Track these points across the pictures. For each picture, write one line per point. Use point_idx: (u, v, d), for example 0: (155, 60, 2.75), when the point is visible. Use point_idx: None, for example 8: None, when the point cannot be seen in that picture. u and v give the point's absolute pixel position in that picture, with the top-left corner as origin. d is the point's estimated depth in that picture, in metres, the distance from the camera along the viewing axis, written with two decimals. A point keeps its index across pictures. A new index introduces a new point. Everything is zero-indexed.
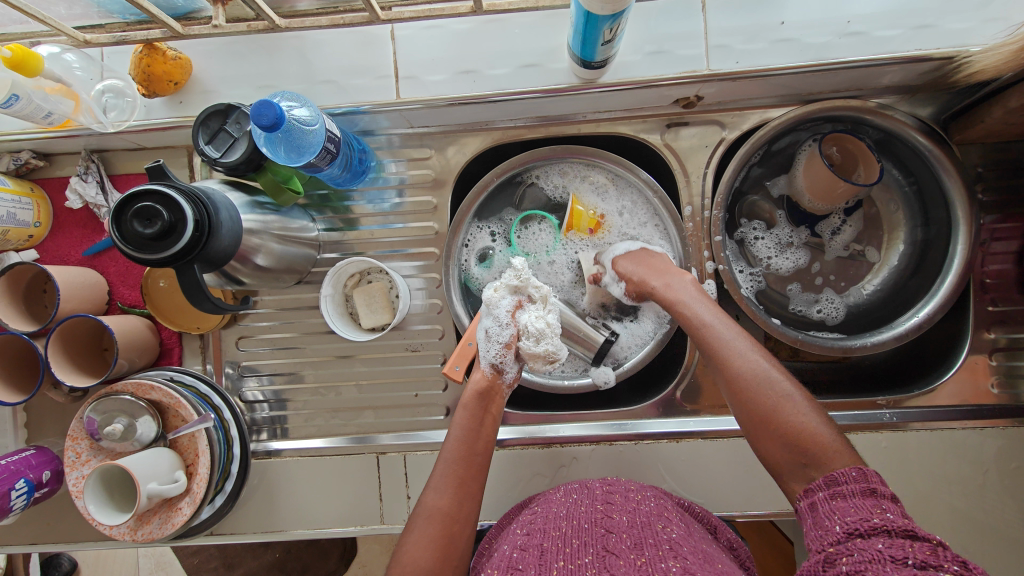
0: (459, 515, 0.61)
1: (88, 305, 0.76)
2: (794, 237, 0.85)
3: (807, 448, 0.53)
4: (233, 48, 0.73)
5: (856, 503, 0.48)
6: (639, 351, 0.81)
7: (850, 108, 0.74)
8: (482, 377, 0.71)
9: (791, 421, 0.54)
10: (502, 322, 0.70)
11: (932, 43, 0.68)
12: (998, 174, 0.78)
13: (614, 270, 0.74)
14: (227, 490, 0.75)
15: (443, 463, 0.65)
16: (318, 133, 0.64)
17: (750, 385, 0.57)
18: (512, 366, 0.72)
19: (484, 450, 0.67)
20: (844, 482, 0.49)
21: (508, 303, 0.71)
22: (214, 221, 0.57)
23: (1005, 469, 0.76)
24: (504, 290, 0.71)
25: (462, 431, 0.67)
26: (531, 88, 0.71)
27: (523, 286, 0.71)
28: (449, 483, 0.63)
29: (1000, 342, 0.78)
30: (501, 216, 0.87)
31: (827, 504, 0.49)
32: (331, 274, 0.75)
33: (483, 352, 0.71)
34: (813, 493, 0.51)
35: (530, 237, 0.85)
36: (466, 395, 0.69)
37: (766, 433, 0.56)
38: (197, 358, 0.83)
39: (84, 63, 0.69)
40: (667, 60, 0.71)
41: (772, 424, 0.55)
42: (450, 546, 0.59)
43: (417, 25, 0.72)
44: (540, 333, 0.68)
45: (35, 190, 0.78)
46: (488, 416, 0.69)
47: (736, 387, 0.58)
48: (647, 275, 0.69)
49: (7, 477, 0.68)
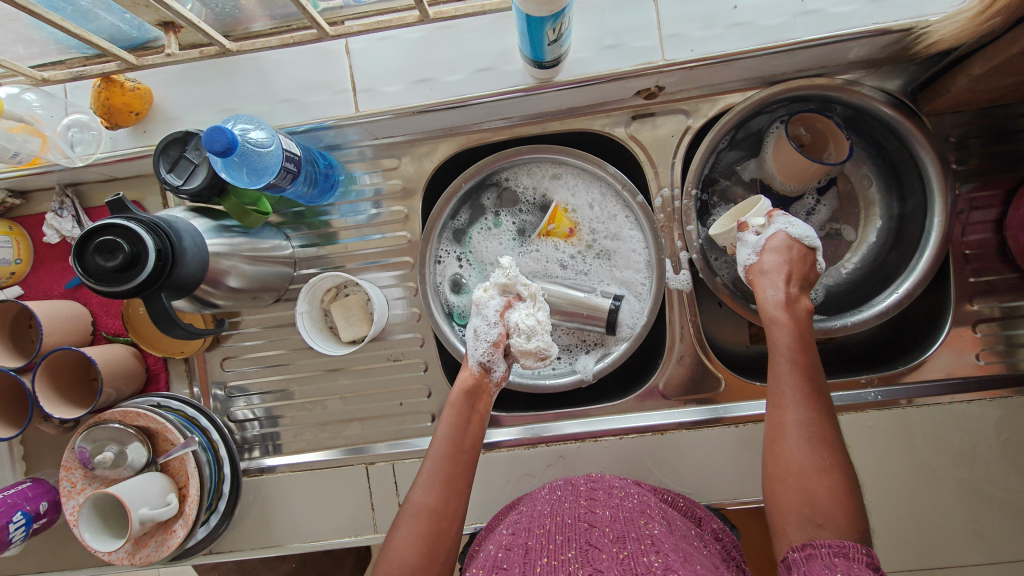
0: (447, 512, 0.61)
1: (72, 337, 0.78)
2: None
3: (819, 510, 0.53)
4: (192, 74, 0.73)
5: (860, 566, 0.49)
6: (643, 315, 0.79)
7: (815, 86, 0.73)
8: (469, 375, 0.70)
9: (825, 486, 0.54)
10: (490, 321, 0.70)
11: (890, 16, 0.66)
12: (979, 142, 0.77)
13: (765, 244, 0.69)
14: (220, 510, 0.77)
15: (431, 460, 0.64)
16: (275, 153, 0.64)
17: (796, 436, 0.57)
18: (501, 363, 0.71)
19: (471, 448, 0.66)
20: (851, 548, 0.50)
21: (497, 304, 0.71)
22: (177, 248, 0.58)
23: (999, 440, 0.76)
24: (495, 290, 0.72)
25: (449, 429, 0.66)
26: (490, 92, 0.71)
27: (512, 285, 0.72)
28: (437, 479, 0.63)
29: (986, 312, 0.77)
30: (463, 239, 0.86)
31: (830, 559, 0.50)
32: (306, 291, 0.75)
33: (471, 351, 0.70)
34: (813, 547, 0.51)
35: (485, 247, 0.85)
36: (454, 394, 0.68)
37: (786, 481, 0.56)
38: (184, 382, 0.84)
39: (45, 101, 0.70)
40: (622, 53, 0.70)
41: (808, 477, 0.55)
42: (438, 540, 0.60)
43: (369, 38, 0.72)
44: (531, 330, 0.68)
45: (13, 228, 0.79)
46: (475, 413, 0.68)
47: (801, 436, 0.57)
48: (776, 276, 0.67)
49: (4, 511, 0.70)
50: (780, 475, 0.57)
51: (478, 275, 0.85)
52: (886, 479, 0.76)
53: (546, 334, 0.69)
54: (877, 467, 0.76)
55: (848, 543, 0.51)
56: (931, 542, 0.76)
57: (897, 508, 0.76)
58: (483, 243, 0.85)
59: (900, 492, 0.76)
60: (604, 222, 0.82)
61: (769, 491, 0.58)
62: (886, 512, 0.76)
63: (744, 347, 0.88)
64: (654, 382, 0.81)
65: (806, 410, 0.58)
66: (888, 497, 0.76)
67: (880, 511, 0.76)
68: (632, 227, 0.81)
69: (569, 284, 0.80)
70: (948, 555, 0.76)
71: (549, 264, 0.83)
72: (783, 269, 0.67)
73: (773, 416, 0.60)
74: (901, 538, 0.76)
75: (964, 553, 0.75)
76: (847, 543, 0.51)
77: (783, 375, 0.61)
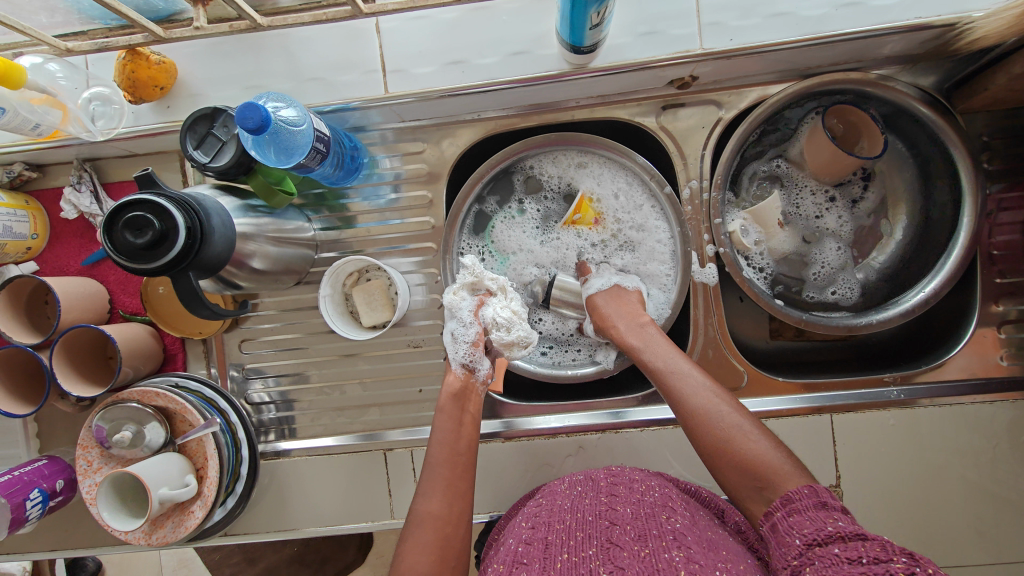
0: (452, 516, 0.60)
1: (89, 315, 0.77)
2: (822, 210, 0.82)
3: (758, 475, 0.56)
4: (219, 49, 0.72)
5: (811, 515, 0.50)
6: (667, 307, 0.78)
7: (850, 80, 0.72)
8: (455, 379, 0.70)
9: (746, 452, 0.57)
10: (467, 322, 0.71)
11: (933, 10, 0.66)
12: (1005, 142, 0.76)
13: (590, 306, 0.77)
14: (238, 492, 0.76)
15: (429, 468, 0.64)
16: (306, 133, 0.63)
17: (699, 421, 0.61)
18: (484, 362, 0.71)
19: (467, 450, 0.65)
20: (798, 499, 0.52)
21: (470, 304, 0.72)
22: (206, 227, 0.57)
23: (1015, 442, 0.76)
24: (464, 290, 0.73)
25: (443, 435, 0.66)
26: (523, 76, 0.70)
27: (480, 282, 0.73)
28: (438, 486, 0.62)
29: (1009, 314, 0.77)
30: (486, 231, 0.85)
31: (787, 521, 0.51)
32: (329, 274, 0.74)
33: (452, 354, 0.71)
34: (772, 515, 0.53)
35: (506, 237, 0.84)
36: (443, 400, 0.68)
37: (721, 462, 0.58)
38: (202, 362, 0.84)
39: (69, 72, 0.68)
40: (660, 40, 0.69)
41: (728, 452, 0.58)
42: (447, 546, 0.58)
43: (402, 17, 0.70)
44: (509, 322, 0.70)
45: (29, 203, 0.77)
46: (467, 414, 0.68)
47: (698, 423, 0.61)
48: (612, 315, 0.73)
49: (20, 488, 0.69)
50: (712, 460, 0.59)
51: (500, 265, 0.85)
52: (901, 476, 0.77)
53: (523, 323, 0.72)
54: (892, 466, 0.77)
55: (792, 494, 0.52)
56: (945, 541, 0.76)
57: (911, 506, 0.77)
58: (506, 232, 0.84)
59: (914, 490, 0.77)
60: (630, 212, 0.81)
61: (717, 476, 0.60)
62: (901, 509, 0.77)
63: (763, 342, 0.88)
64: None
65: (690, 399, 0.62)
66: (902, 495, 0.77)
67: (895, 509, 0.77)
68: (657, 218, 0.80)
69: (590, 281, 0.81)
70: (961, 555, 0.76)
71: (571, 253, 0.83)
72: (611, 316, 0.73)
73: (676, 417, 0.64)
74: (914, 536, 0.77)
75: (977, 552, 0.76)
76: (792, 494, 0.52)
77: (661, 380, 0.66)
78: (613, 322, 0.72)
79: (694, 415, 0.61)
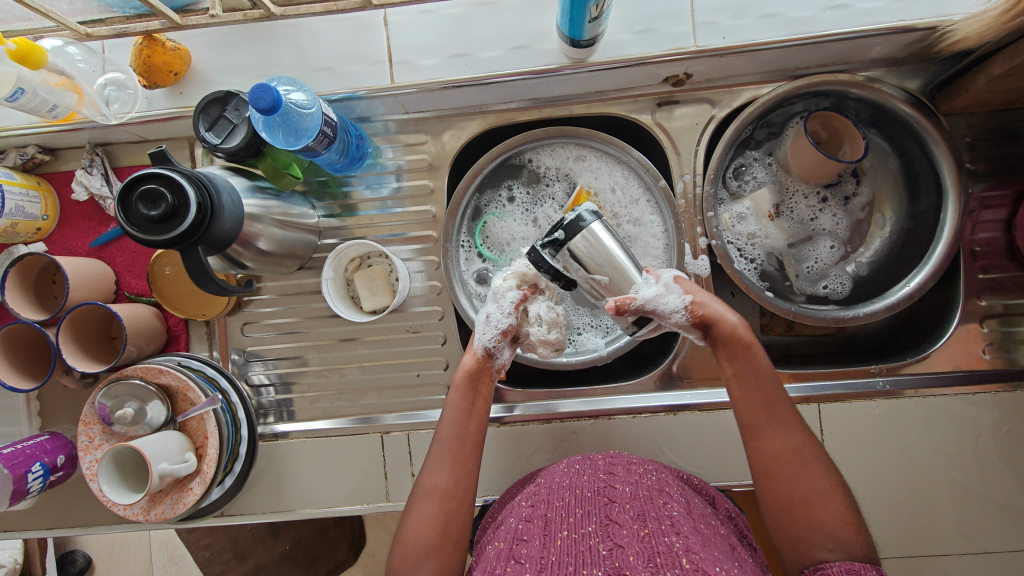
0: (457, 492, 0.62)
1: (96, 295, 0.79)
2: (819, 209, 0.84)
3: (834, 539, 0.54)
4: (230, 38, 0.75)
5: None
6: None
7: (837, 82, 0.75)
8: (472, 358, 0.69)
9: (824, 511, 0.55)
10: (506, 310, 0.69)
11: (916, 14, 0.69)
12: (989, 143, 0.79)
13: (673, 283, 0.67)
14: (236, 471, 0.78)
15: (437, 444, 0.65)
16: (314, 117, 0.65)
17: (787, 462, 0.58)
18: (506, 351, 0.71)
19: (478, 430, 0.66)
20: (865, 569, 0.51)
21: (515, 295, 0.70)
22: (216, 204, 0.59)
23: (999, 434, 0.78)
24: (513, 279, 0.71)
25: (455, 413, 0.66)
26: (525, 69, 0.73)
27: (531, 275, 0.71)
28: (445, 461, 0.63)
29: (993, 308, 0.79)
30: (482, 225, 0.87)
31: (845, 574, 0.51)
32: (332, 257, 0.76)
33: (478, 334, 0.70)
34: (827, 567, 0.52)
35: (499, 232, 0.86)
36: (456, 378, 0.68)
37: (792, 510, 0.56)
38: (204, 344, 0.85)
39: (87, 56, 0.72)
40: (656, 38, 0.72)
41: (806, 504, 0.56)
42: (450, 520, 0.60)
43: (409, 11, 0.74)
44: (553, 322, 0.69)
45: (41, 184, 0.79)
46: (479, 396, 0.68)
47: (786, 465, 0.58)
48: (716, 310, 0.65)
49: (22, 461, 0.70)
50: (783, 504, 0.57)
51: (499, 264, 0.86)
52: (888, 469, 0.78)
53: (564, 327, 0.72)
54: (879, 458, 0.79)
55: (858, 564, 0.52)
56: (930, 533, 0.78)
57: (896, 498, 0.78)
58: (500, 226, 0.86)
59: (899, 482, 0.78)
60: (626, 206, 0.83)
61: (771, 523, 0.58)
62: (887, 502, 0.78)
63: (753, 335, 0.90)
64: (667, 364, 0.82)
65: (786, 437, 0.59)
66: (889, 487, 0.78)
67: (882, 501, 0.78)
68: (653, 212, 0.82)
69: (631, 260, 0.66)
70: (945, 544, 0.78)
71: None
72: (716, 300, 0.66)
73: (754, 445, 0.61)
74: (902, 526, 0.78)
75: (956, 543, 0.78)
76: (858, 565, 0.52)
77: (756, 404, 0.61)
78: (724, 316, 0.64)
79: (783, 456, 0.58)
